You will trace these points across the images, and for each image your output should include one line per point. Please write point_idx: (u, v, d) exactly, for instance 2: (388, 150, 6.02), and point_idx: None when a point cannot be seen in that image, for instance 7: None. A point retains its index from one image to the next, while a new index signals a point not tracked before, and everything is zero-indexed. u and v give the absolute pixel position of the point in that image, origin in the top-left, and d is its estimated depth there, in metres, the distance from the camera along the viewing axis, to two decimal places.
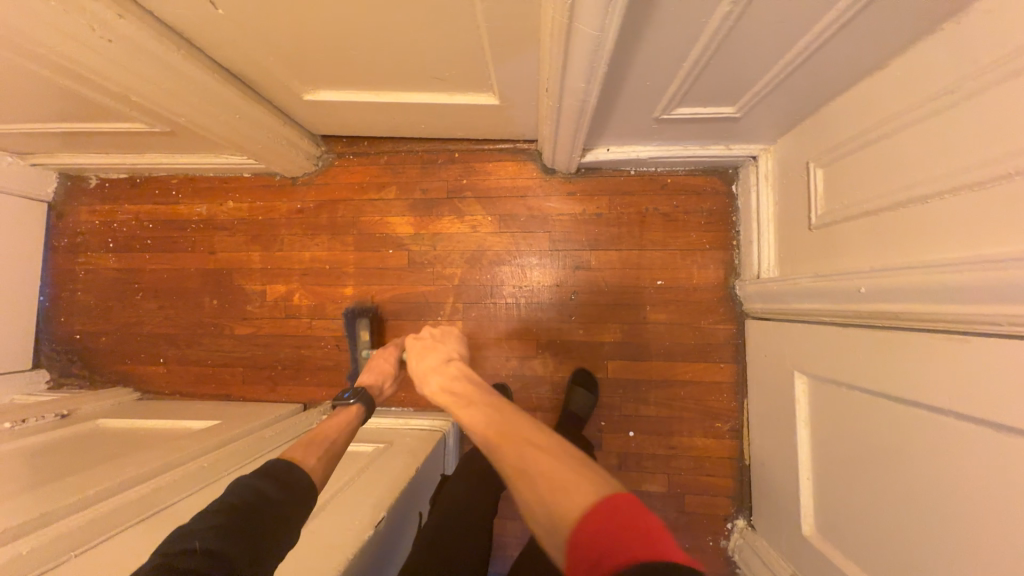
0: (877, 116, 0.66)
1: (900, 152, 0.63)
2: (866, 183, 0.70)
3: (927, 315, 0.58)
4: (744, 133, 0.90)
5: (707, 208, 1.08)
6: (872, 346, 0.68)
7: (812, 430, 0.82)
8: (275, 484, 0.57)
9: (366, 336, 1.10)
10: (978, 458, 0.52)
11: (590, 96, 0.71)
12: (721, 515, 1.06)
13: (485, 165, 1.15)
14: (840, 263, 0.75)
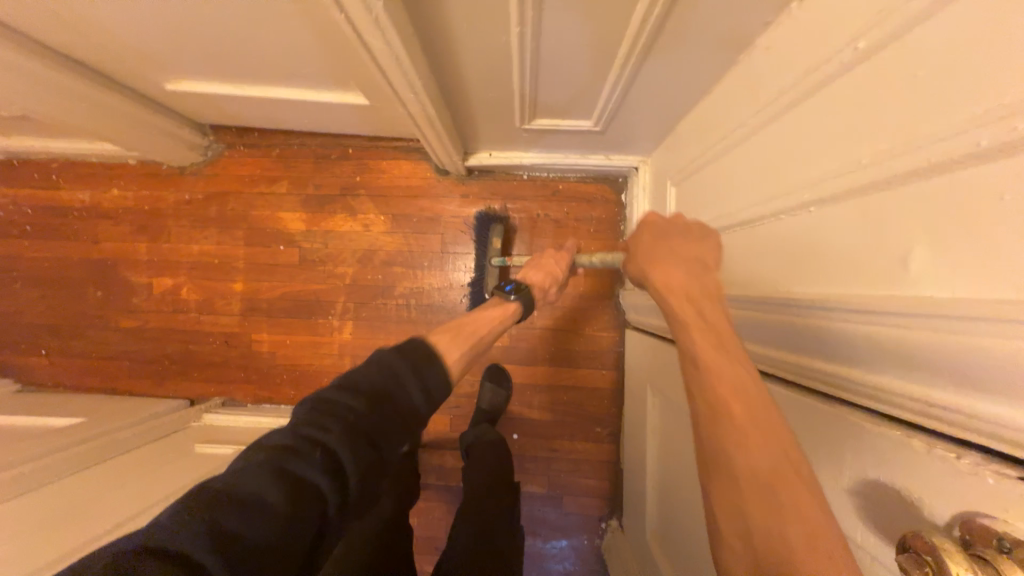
0: (709, 139, 0.65)
1: (722, 175, 0.62)
2: (729, 191, 0.59)
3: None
4: (618, 144, 0.90)
5: (596, 216, 1.09)
6: None
7: (659, 443, 0.84)
8: (419, 387, 0.46)
9: (497, 243, 1.03)
10: None
11: (428, 105, 0.69)
12: (596, 515, 1.09)
13: (378, 162, 1.12)
14: (709, 280, 0.64)
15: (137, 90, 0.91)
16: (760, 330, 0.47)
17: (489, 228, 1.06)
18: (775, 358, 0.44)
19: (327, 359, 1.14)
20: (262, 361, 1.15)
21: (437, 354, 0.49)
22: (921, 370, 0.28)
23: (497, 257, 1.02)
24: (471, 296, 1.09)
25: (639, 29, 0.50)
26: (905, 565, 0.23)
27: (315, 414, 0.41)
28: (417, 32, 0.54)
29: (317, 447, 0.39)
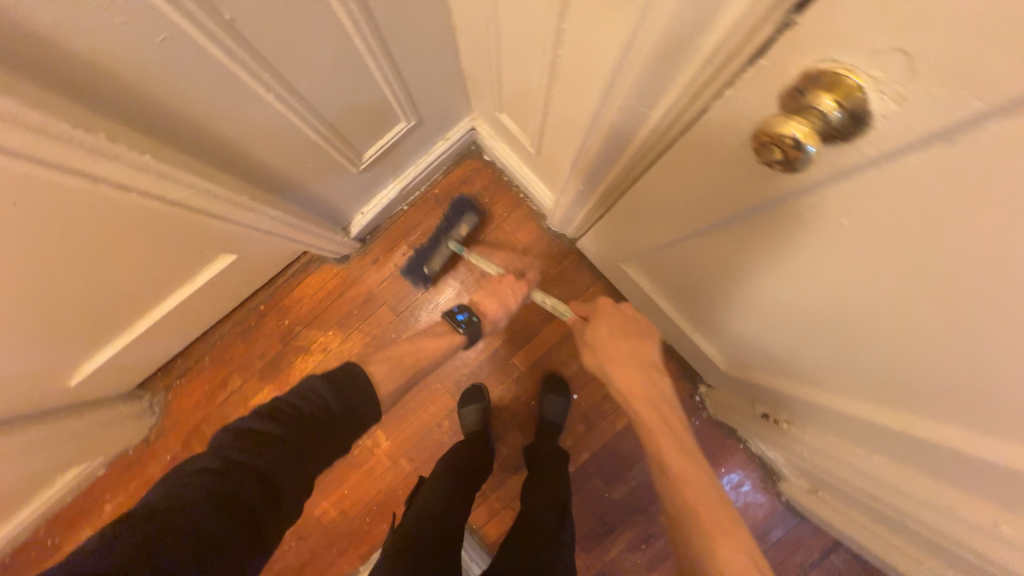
0: (486, 49, 0.69)
1: (513, 62, 0.65)
2: (525, 52, 0.59)
3: (614, 183, 0.62)
4: (443, 121, 0.95)
5: (481, 187, 1.13)
6: (646, 200, 0.58)
7: (666, 297, 0.88)
8: (341, 400, 0.65)
9: (461, 230, 1.05)
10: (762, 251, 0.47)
11: (271, 210, 0.72)
12: (685, 395, 1.12)
13: (291, 295, 1.14)
14: (574, 137, 0.63)
15: (54, 406, 0.89)
16: (617, 137, 0.50)
17: (458, 211, 1.06)
18: (642, 143, 0.47)
19: (389, 475, 1.12)
20: (340, 526, 1.12)
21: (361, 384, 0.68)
22: (693, 34, 0.31)
23: (457, 242, 1.05)
24: (409, 266, 1.05)
25: (354, 21, 0.55)
26: (756, 146, 0.30)
27: (248, 424, 0.57)
28: (200, 159, 0.56)
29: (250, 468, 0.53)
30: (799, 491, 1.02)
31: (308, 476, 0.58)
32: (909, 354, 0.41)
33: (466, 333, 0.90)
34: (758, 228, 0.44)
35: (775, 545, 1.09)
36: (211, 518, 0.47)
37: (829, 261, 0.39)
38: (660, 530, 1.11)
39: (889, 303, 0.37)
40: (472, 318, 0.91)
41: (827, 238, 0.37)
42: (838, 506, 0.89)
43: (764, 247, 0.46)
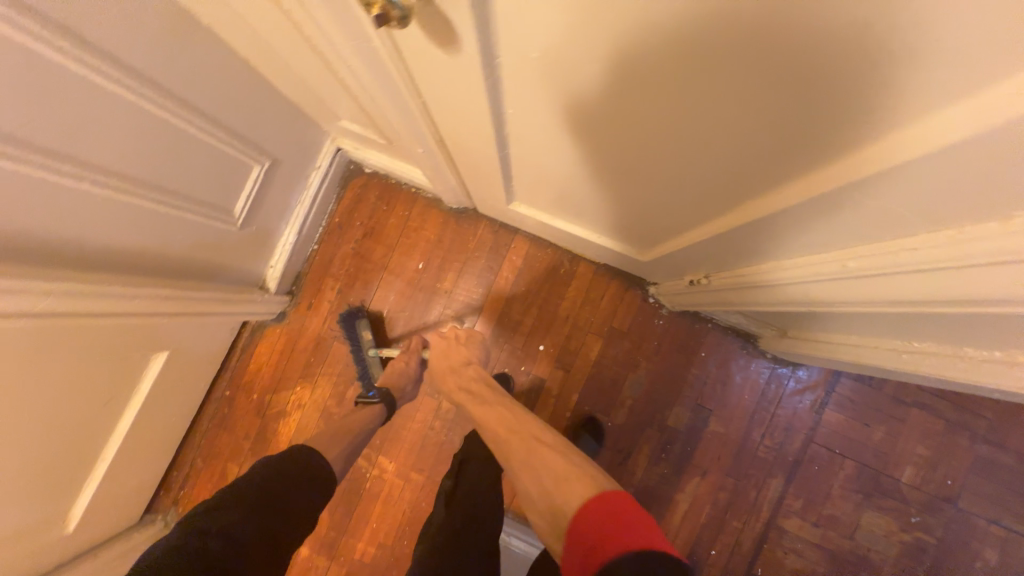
0: (283, 66, 0.73)
1: (302, 66, 0.69)
2: (294, 49, 0.63)
3: (426, 126, 0.65)
4: (302, 151, 0.98)
5: (376, 198, 1.16)
6: (454, 126, 0.61)
7: (564, 217, 0.91)
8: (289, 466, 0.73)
9: (366, 335, 1.11)
10: (544, 106, 0.50)
11: (155, 287, 0.77)
12: (641, 302, 1.13)
13: (249, 369, 1.16)
14: (373, 106, 0.67)
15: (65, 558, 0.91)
16: (378, 78, 0.54)
17: (351, 327, 1.11)
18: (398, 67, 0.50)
19: (408, 493, 1.14)
20: (383, 558, 1.13)
21: (310, 453, 0.77)
22: None
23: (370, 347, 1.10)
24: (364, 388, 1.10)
25: (134, 90, 0.58)
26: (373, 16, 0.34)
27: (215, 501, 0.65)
28: (41, 262, 0.61)
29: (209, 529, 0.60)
30: (775, 340, 1.03)
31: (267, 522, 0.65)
32: (684, 131, 0.43)
33: (376, 403, 0.95)
34: (523, 78, 0.46)
35: (781, 400, 1.10)
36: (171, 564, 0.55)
37: (575, 81, 0.42)
38: (671, 435, 1.12)
39: (626, 91, 0.41)
40: (378, 387, 0.97)
41: (554, 54, 0.40)
42: (809, 337, 0.92)
43: (541, 98, 0.48)
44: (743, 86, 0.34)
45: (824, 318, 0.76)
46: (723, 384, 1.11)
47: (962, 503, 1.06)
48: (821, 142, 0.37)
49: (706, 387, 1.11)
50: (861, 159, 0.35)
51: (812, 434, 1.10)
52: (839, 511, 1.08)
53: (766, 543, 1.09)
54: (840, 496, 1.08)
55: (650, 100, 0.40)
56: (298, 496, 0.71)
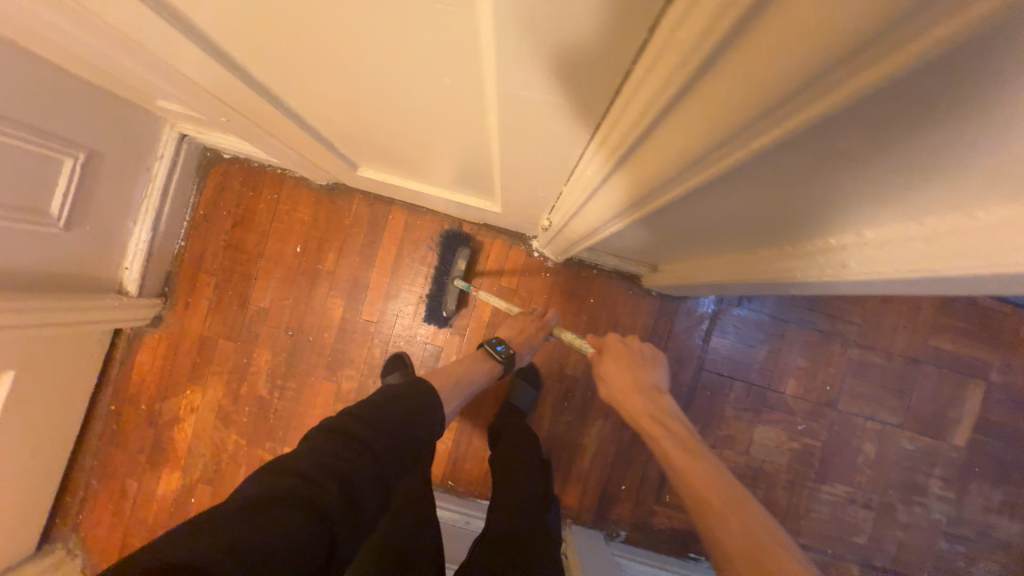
0: (63, 56, 0.67)
1: (63, 47, 0.63)
2: (31, 28, 0.57)
3: (194, 85, 0.61)
4: (131, 141, 0.91)
5: (238, 185, 1.11)
6: (216, 81, 0.57)
7: (412, 180, 0.88)
8: (414, 422, 0.66)
9: (462, 266, 1.07)
10: (258, 50, 0.47)
11: None
12: (527, 257, 1.13)
13: (132, 380, 1.11)
14: (139, 68, 0.62)
15: None
16: (95, 30, 0.50)
17: (450, 251, 1.09)
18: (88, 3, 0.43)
19: None
20: None
21: (433, 405, 0.71)
22: None
23: (460, 278, 1.07)
24: (427, 307, 1.10)
25: None
26: None
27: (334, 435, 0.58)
28: None
29: (334, 476, 0.52)
30: (651, 276, 1.06)
31: (382, 473, 0.57)
32: (369, 52, 0.40)
33: (501, 362, 0.92)
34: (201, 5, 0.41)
35: (672, 335, 1.14)
36: (295, 514, 0.47)
37: (254, 18, 0.40)
38: (571, 382, 1.15)
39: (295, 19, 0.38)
40: (508, 347, 0.94)
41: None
42: (673, 269, 0.94)
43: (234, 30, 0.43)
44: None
45: (664, 240, 0.78)
46: (614, 327, 1.14)
47: (841, 406, 1.14)
48: (462, 44, 0.34)
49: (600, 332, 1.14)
50: (490, 48, 0.33)
51: (701, 363, 1.14)
52: (734, 431, 1.14)
53: None
54: (733, 416, 1.14)
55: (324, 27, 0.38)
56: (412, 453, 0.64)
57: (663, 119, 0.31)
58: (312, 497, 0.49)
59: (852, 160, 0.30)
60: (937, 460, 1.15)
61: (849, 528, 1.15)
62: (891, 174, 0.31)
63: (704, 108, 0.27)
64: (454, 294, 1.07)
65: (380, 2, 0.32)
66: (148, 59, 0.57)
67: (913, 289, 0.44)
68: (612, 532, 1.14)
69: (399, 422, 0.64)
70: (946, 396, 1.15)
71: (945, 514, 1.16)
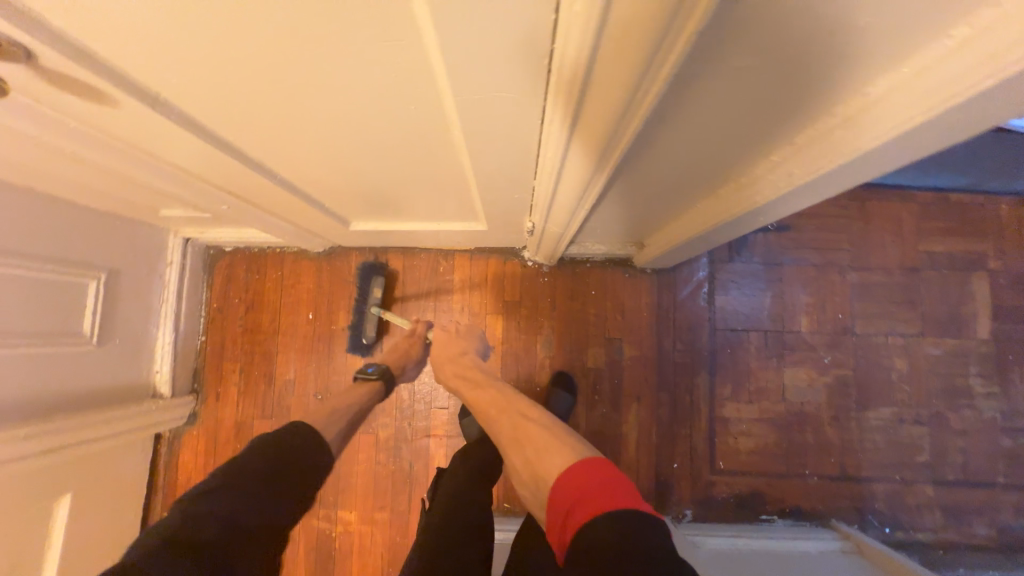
0: (78, 189, 0.76)
1: (81, 180, 0.71)
2: (55, 168, 0.66)
3: (200, 181, 0.70)
4: (143, 254, 1.00)
5: (245, 272, 1.18)
6: (217, 170, 0.65)
7: (400, 222, 0.96)
8: (300, 453, 0.67)
9: (375, 291, 1.11)
10: (246, 129, 0.53)
11: (33, 427, 0.75)
12: (521, 268, 1.19)
13: (180, 482, 1.13)
14: (149, 180, 0.71)
15: None
16: (114, 152, 0.58)
17: (367, 279, 1.14)
18: (106, 127, 0.51)
19: (379, 535, 1.12)
20: None
21: (315, 432, 0.72)
22: None
23: (376, 304, 1.10)
24: (353, 337, 1.14)
25: None
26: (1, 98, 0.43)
27: (208, 482, 0.60)
28: None
29: (207, 518, 0.54)
30: (641, 255, 1.11)
31: (266, 508, 0.59)
32: (343, 106, 0.47)
33: (374, 379, 0.92)
34: (189, 105, 0.48)
35: (677, 305, 1.18)
36: (168, 561, 0.50)
37: (245, 101, 0.47)
38: (596, 375, 1.17)
39: (279, 94, 0.45)
40: (378, 364, 0.94)
41: (181, 78, 0.42)
42: (657, 240, 0.99)
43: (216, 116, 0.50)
44: (315, 48, 0.37)
45: (641, 212, 0.84)
46: (621, 312, 1.18)
47: (859, 330, 1.16)
48: (422, 78, 0.41)
49: (608, 321, 1.17)
50: (444, 76, 0.40)
51: (713, 324, 1.17)
52: (764, 382, 1.16)
53: (717, 438, 1.15)
54: (759, 367, 1.16)
55: (305, 95, 0.45)
56: (304, 483, 0.66)
57: (587, 101, 0.38)
58: (185, 539, 0.52)
59: (764, 59, 0.35)
60: (970, 358, 1.16)
61: (909, 448, 1.14)
62: (798, 64, 0.36)
63: (613, 78, 0.33)
64: (370, 321, 1.09)
65: (349, 60, 0.39)
66: (159, 169, 0.65)
67: (874, 169, 0.47)
68: (679, 514, 1.13)
69: (283, 451, 0.66)
70: (955, 295, 1.17)
71: (997, 410, 1.14)
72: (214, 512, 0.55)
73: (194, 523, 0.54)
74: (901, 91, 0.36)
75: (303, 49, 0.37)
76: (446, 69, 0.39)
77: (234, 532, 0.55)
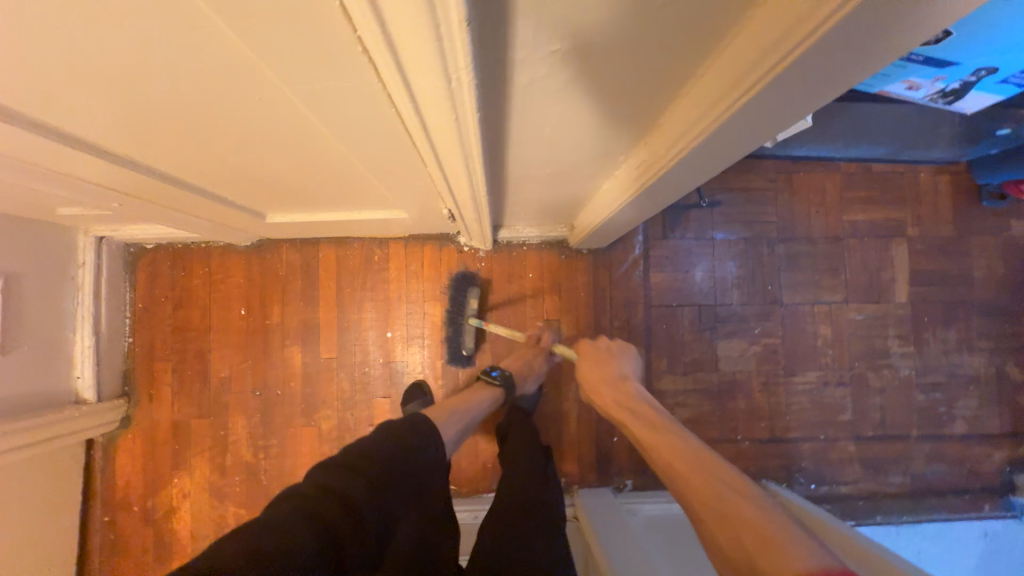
0: None
1: None
2: None
3: (77, 180, 0.66)
4: (48, 257, 0.95)
5: (170, 269, 1.14)
6: (88, 171, 0.61)
7: (320, 212, 0.93)
8: (421, 443, 0.64)
9: (472, 303, 1.11)
10: (98, 131, 0.50)
11: None
12: (459, 253, 1.18)
13: (118, 486, 1.12)
14: (18, 181, 0.66)
15: None
16: None
17: (462, 290, 1.14)
18: None
19: None
20: None
21: (432, 425, 0.69)
22: None
23: (473, 316, 1.10)
24: (450, 348, 1.14)
25: None
26: None
27: (332, 461, 0.56)
28: None
29: (330, 493, 0.50)
30: (572, 235, 1.12)
31: (387, 495, 0.55)
32: (188, 100, 0.44)
33: (500, 385, 0.96)
34: (11, 103, 0.42)
35: (614, 283, 1.20)
36: (300, 531, 0.45)
37: (80, 104, 0.44)
38: None
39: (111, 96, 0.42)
40: (502, 370, 0.98)
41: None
42: (583, 220, 0.99)
43: (50, 111, 0.45)
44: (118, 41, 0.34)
45: (555, 194, 0.84)
46: (559, 293, 1.19)
47: (786, 299, 1.21)
48: (250, 72, 0.39)
49: (548, 302, 1.19)
50: (269, 68, 0.37)
51: (649, 301, 1.20)
52: (698, 353, 1.20)
53: None
54: (693, 339, 1.20)
55: (139, 97, 0.43)
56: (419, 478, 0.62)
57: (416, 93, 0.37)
58: (317, 512, 0.48)
59: (599, 16, 0.33)
60: (888, 320, 1.22)
61: (832, 408, 1.20)
62: (642, 18, 0.34)
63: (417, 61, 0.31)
64: (471, 332, 1.10)
65: (161, 56, 0.36)
66: (22, 170, 0.61)
67: (757, 130, 0.46)
68: (620, 484, 1.17)
69: (404, 439, 0.63)
70: (875, 261, 1.22)
71: (912, 368, 1.22)
72: (339, 488, 0.51)
73: (320, 497, 0.50)
74: (745, 48, 0.35)
75: (104, 51, 0.34)
76: (267, 62, 0.36)
77: (359, 513, 0.51)
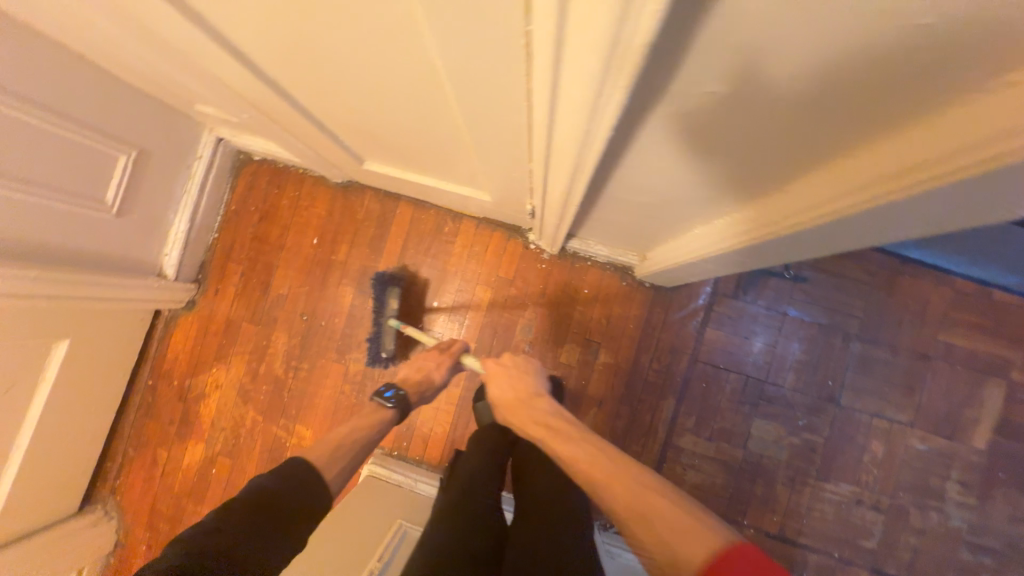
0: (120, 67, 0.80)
1: (120, 60, 0.75)
2: (98, 43, 0.70)
3: (223, 86, 0.72)
4: (175, 143, 1.05)
5: (267, 183, 1.23)
6: (236, 81, 0.67)
7: (410, 172, 0.97)
8: (290, 490, 0.63)
9: (391, 303, 1.11)
10: (262, 49, 0.55)
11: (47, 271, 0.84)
12: (523, 248, 1.19)
13: (169, 357, 1.24)
14: (177, 74, 0.74)
15: (23, 530, 1.00)
16: (146, 38, 0.61)
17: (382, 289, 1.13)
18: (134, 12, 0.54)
19: None
20: None
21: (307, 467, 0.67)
22: None
23: (392, 318, 1.10)
24: (370, 349, 1.14)
25: None
26: None
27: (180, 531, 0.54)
28: None
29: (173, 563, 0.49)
30: (641, 266, 1.08)
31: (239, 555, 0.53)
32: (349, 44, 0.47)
33: (391, 407, 0.85)
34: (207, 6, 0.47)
35: (665, 325, 1.16)
36: None
37: (259, 23, 0.48)
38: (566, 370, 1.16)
39: (286, 22, 0.46)
40: (398, 389, 0.87)
41: None
42: (659, 253, 0.96)
43: (233, 21, 0.49)
44: None
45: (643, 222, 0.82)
46: (608, 317, 1.17)
47: (844, 401, 1.12)
48: (416, 32, 0.40)
49: (594, 322, 1.17)
50: (434, 33, 0.39)
51: (696, 354, 1.15)
52: (729, 424, 1.13)
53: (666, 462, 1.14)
54: (729, 408, 1.14)
55: (310, 31, 0.46)
56: (289, 524, 0.59)
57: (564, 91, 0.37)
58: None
59: (783, 65, 0.31)
60: (954, 462, 1.09)
61: (857, 529, 1.10)
62: (823, 81, 0.32)
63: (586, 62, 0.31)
64: (385, 334, 1.09)
65: None
66: (186, 65, 0.68)
67: (897, 224, 0.43)
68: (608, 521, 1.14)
69: (264, 487, 0.61)
70: (961, 395, 1.10)
71: (966, 522, 1.09)
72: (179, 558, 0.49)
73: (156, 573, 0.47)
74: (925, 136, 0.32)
75: None
76: (436, 27, 0.38)
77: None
